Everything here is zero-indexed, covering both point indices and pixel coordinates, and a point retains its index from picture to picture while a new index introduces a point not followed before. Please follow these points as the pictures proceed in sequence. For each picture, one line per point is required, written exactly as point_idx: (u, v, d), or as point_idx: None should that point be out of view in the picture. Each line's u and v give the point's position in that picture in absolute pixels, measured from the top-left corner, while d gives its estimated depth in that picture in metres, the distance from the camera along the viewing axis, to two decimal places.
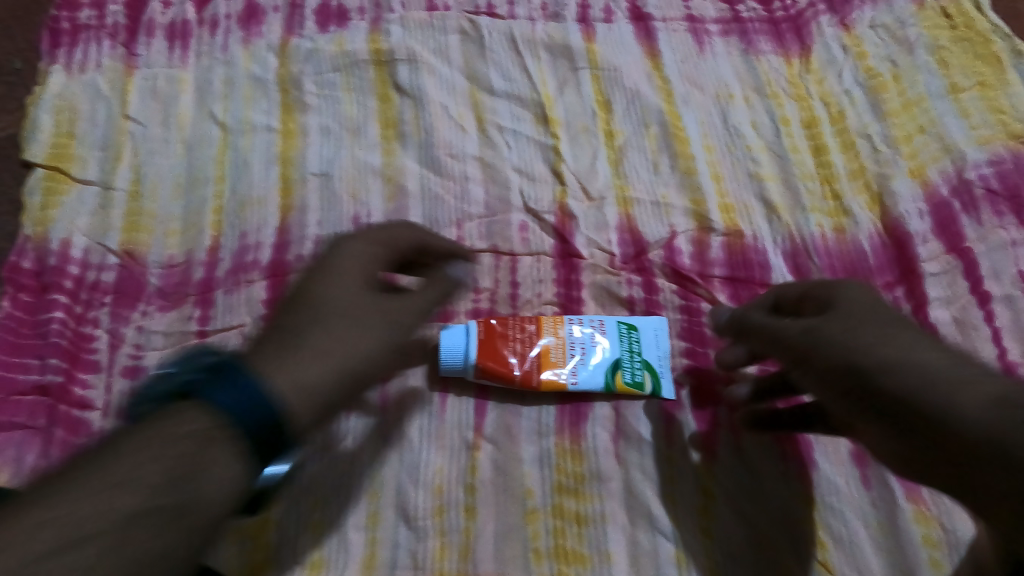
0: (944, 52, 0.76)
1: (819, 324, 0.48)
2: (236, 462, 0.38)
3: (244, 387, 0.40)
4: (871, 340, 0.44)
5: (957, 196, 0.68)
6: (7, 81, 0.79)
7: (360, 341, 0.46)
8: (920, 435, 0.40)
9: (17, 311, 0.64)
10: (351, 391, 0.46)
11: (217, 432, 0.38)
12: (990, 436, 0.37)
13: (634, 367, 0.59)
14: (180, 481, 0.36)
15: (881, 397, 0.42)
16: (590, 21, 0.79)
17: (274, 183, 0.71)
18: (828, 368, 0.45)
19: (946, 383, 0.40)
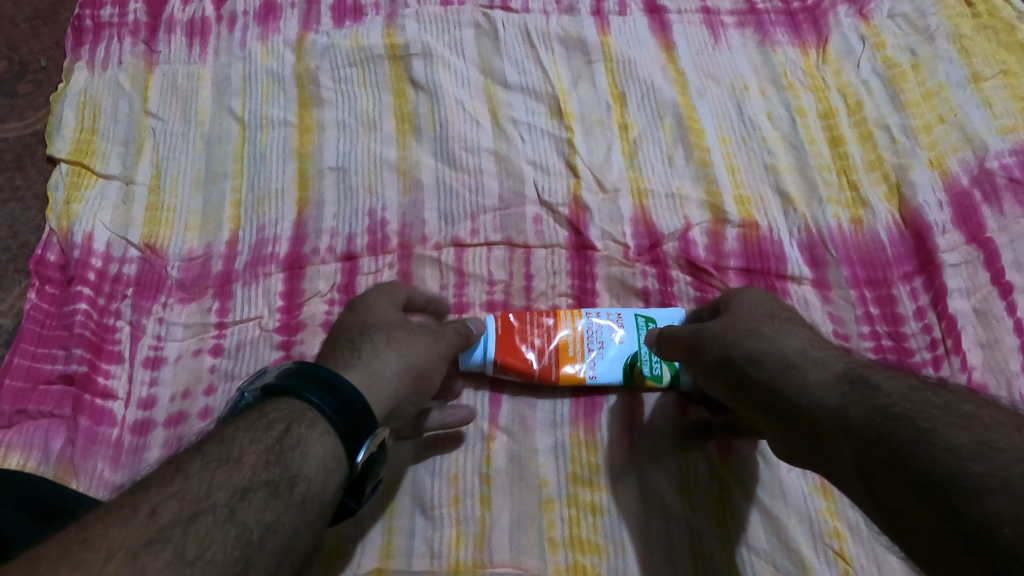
0: (966, 41, 0.75)
1: (694, 329, 0.52)
2: (335, 444, 0.42)
3: (336, 387, 0.44)
4: (749, 336, 0.48)
5: (979, 186, 0.67)
6: (32, 78, 0.81)
7: (425, 347, 0.52)
8: (797, 423, 0.42)
9: (44, 303, 0.66)
10: (421, 399, 0.52)
11: (312, 418, 0.42)
12: (838, 414, 0.39)
13: (653, 359, 0.58)
14: (282, 462, 0.40)
15: (761, 386, 0.45)
16: (604, 15, 0.79)
17: (291, 177, 0.72)
18: (712, 363, 0.49)
19: (802, 376, 0.43)
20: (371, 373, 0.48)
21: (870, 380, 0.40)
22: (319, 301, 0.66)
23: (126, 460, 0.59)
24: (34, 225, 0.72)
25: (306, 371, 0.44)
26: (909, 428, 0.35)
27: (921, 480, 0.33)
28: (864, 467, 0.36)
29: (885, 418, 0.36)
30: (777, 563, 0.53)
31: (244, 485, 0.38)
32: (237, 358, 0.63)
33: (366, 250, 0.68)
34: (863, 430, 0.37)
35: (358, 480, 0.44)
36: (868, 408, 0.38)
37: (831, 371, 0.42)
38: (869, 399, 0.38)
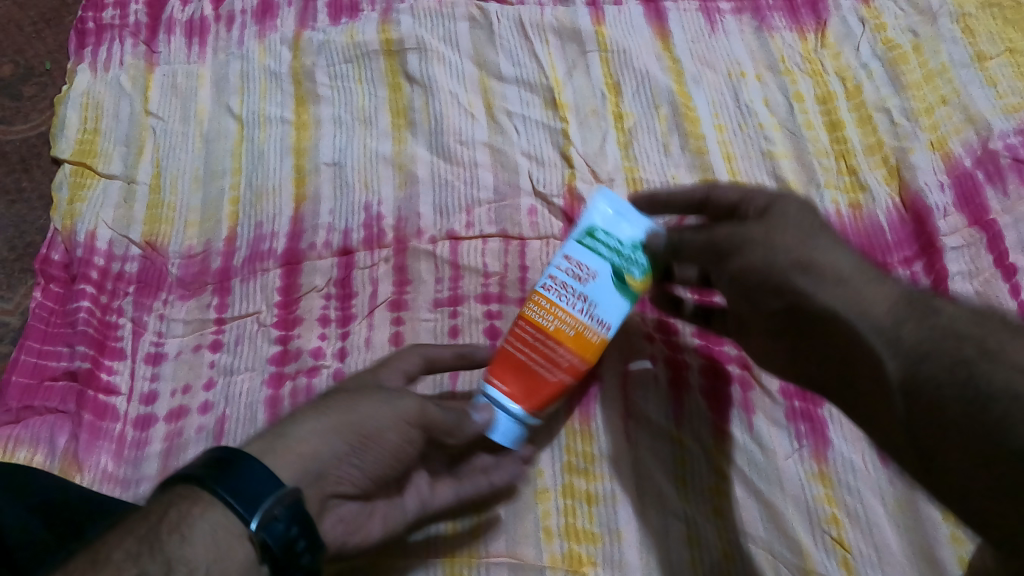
0: (969, 20, 0.74)
1: (733, 232, 0.48)
2: (228, 521, 0.38)
3: (236, 468, 0.39)
4: (795, 241, 0.46)
5: (981, 167, 0.66)
6: (37, 80, 0.82)
7: (374, 408, 0.45)
8: (833, 333, 0.42)
9: (49, 301, 0.67)
10: (370, 462, 0.45)
11: (196, 496, 0.39)
12: (891, 331, 0.40)
13: (630, 257, 0.50)
14: (156, 550, 0.38)
15: (800, 292, 0.44)
16: (599, 4, 0.79)
17: (289, 173, 0.73)
18: (747, 265, 0.47)
19: (858, 290, 0.42)
20: (291, 437, 0.43)
21: (929, 302, 0.40)
22: (316, 296, 0.66)
23: (128, 454, 0.60)
24: (40, 225, 0.74)
25: (207, 449, 0.41)
26: (973, 346, 0.36)
27: (975, 400, 0.35)
28: (909, 383, 0.38)
29: (949, 338, 0.37)
30: (775, 551, 0.53)
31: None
32: (235, 353, 0.64)
33: (362, 245, 0.68)
34: (913, 348, 0.38)
35: (278, 559, 0.39)
36: (926, 326, 0.39)
37: (885, 289, 0.42)
38: (929, 319, 0.39)
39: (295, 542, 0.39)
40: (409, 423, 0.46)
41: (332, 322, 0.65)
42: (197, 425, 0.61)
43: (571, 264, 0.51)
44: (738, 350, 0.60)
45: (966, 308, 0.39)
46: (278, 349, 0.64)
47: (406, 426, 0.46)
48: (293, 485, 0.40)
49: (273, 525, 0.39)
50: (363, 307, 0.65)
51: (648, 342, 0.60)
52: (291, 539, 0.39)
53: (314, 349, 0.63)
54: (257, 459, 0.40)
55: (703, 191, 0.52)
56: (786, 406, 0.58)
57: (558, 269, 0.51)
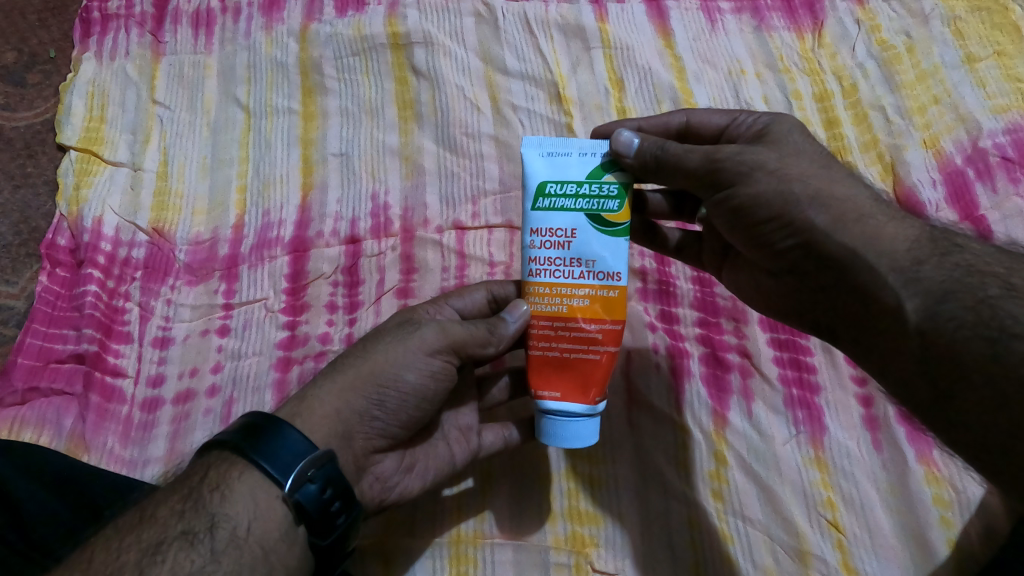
0: (960, 23, 0.76)
1: (740, 151, 0.48)
2: (265, 484, 0.42)
3: (273, 434, 0.43)
4: (809, 171, 0.47)
5: (972, 164, 0.68)
6: (41, 68, 0.82)
7: (391, 351, 0.48)
8: (846, 267, 0.45)
9: (55, 285, 0.67)
10: (395, 412, 0.48)
11: (233, 461, 0.43)
12: (911, 269, 0.43)
13: (599, 192, 0.48)
14: (202, 507, 0.42)
15: (815, 227, 0.46)
16: (602, 2, 0.80)
17: (296, 163, 0.73)
18: (757, 195, 0.47)
19: (875, 228, 0.45)
20: (311, 402, 0.46)
21: (952, 240, 0.45)
22: (324, 282, 0.67)
23: (135, 436, 0.60)
24: (45, 210, 0.74)
25: (242, 416, 0.45)
26: (997, 285, 0.42)
27: (998, 340, 0.40)
28: (928, 321, 0.42)
29: (971, 276, 0.42)
30: (771, 532, 0.53)
31: (156, 542, 0.40)
32: (243, 338, 0.65)
33: (369, 233, 0.69)
34: (935, 287, 0.42)
35: (314, 519, 0.42)
36: (948, 264, 0.43)
37: (904, 225, 0.45)
38: (951, 258, 0.43)
39: (329, 503, 0.42)
40: (428, 357, 0.48)
41: (339, 308, 0.66)
42: (205, 407, 0.61)
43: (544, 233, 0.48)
44: (737, 339, 0.61)
45: (983, 248, 0.45)
46: (285, 334, 0.65)
47: (425, 364, 0.48)
48: (325, 449, 0.43)
49: (306, 486, 0.42)
50: (370, 293, 0.66)
51: (651, 331, 0.62)
52: (325, 501, 0.42)
53: (322, 334, 0.64)
54: (292, 426, 0.44)
55: (681, 118, 0.55)
56: (784, 393, 0.59)
57: (538, 250, 0.48)
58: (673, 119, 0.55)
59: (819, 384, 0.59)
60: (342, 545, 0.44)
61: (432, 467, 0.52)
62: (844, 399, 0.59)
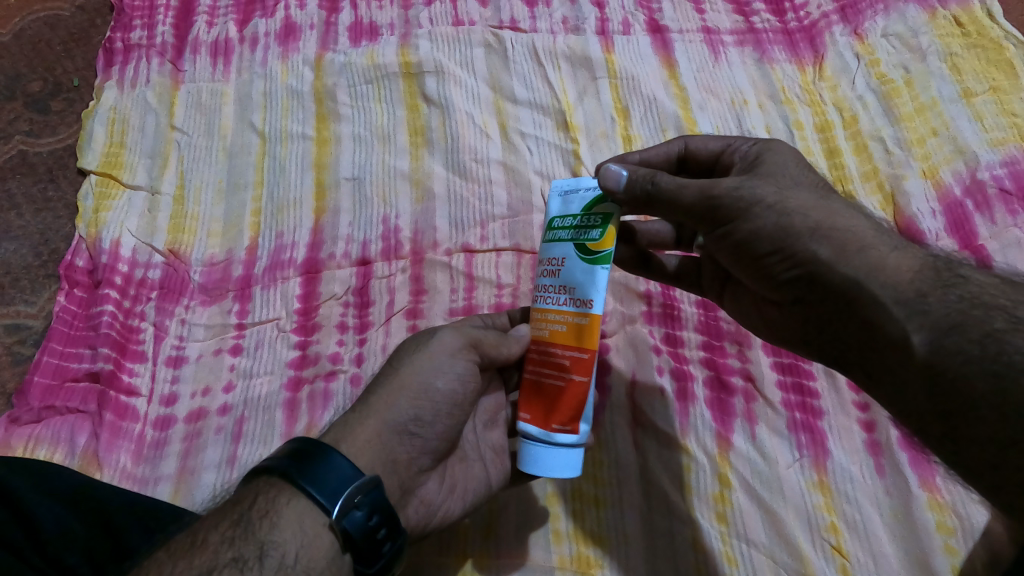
0: (956, 58, 0.78)
1: (738, 185, 0.48)
2: (313, 511, 0.43)
3: (320, 461, 0.43)
4: (809, 204, 0.47)
5: (970, 196, 0.69)
6: (65, 95, 0.85)
7: (418, 363, 0.50)
8: (849, 299, 0.45)
9: (72, 305, 0.69)
10: (431, 424, 0.49)
11: (281, 486, 0.43)
12: (916, 302, 0.43)
13: (587, 222, 0.49)
14: (250, 534, 0.41)
15: (817, 259, 0.46)
16: (608, 34, 0.83)
17: (309, 188, 0.75)
18: (757, 230, 0.48)
19: (879, 259, 0.45)
20: (355, 427, 0.47)
21: (957, 271, 0.44)
22: (335, 303, 0.69)
23: (147, 454, 0.61)
24: (65, 232, 0.76)
25: (288, 441, 0.45)
26: (1003, 318, 0.41)
27: (1008, 376, 0.38)
28: (935, 354, 0.41)
29: (978, 309, 0.41)
30: (774, 556, 0.54)
31: (207, 568, 0.40)
32: (255, 358, 0.66)
33: (380, 256, 0.71)
34: (941, 320, 0.41)
35: (359, 546, 0.42)
36: (952, 297, 0.42)
37: (906, 256, 0.45)
38: (955, 289, 0.43)
39: (375, 531, 0.43)
40: (453, 359, 0.51)
41: (349, 329, 0.67)
42: (216, 426, 0.62)
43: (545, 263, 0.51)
44: (741, 363, 0.62)
45: (987, 278, 0.44)
46: (297, 354, 0.66)
47: (450, 367, 0.50)
48: (371, 474, 0.44)
49: (353, 513, 0.42)
50: (380, 314, 0.68)
51: (655, 354, 0.63)
52: (371, 528, 0.42)
53: (332, 355, 0.66)
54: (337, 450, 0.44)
55: (681, 143, 0.57)
56: (787, 417, 0.59)
57: (540, 278, 0.52)
58: (674, 146, 0.57)
59: (823, 408, 0.60)
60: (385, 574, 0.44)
61: (471, 488, 0.53)
62: (847, 423, 0.59)
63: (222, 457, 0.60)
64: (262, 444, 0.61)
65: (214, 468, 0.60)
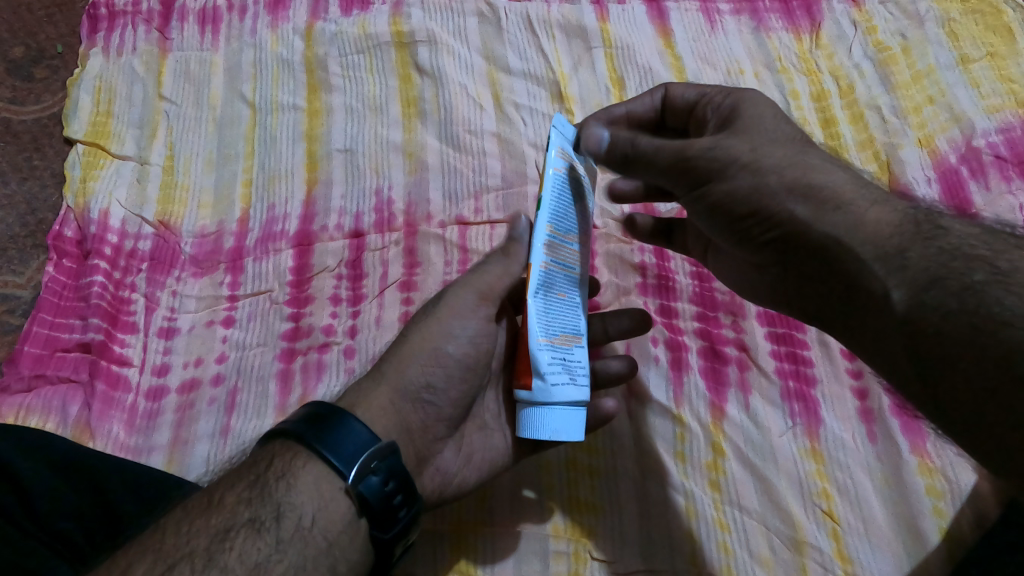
0: (954, 25, 0.77)
1: (712, 146, 0.48)
2: (329, 474, 0.44)
3: (338, 429, 0.44)
4: (783, 160, 0.47)
5: (966, 163, 0.69)
6: (49, 64, 0.83)
7: (427, 330, 0.51)
8: (830, 257, 0.44)
9: (61, 276, 0.68)
10: (445, 390, 0.50)
11: (297, 450, 0.44)
12: (896, 257, 0.42)
13: None
14: (267, 495, 0.43)
15: (795, 219, 0.46)
16: (603, 3, 0.82)
17: (300, 159, 0.74)
18: (732, 191, 0.47)
19: (857, 215, 0.44)
20: (368, 395, 0.49)
21: (939, 223, 0.44)
22: (328, 276, 0.68)
23: (140, 424, 0.61)
24: (52, 203, 0.75)
25: (303, 406, 0.46)
26: (984, 271, 0.40)
27: (985, 329, 0.38)
28: (915, 309, 0.41)
29: (958, 261, 0.41)
30: (767, 522, 0.54)
31: (224, 528, 0.41)
32: (248, 329, 0.65)
33: (373, 228, 0.70)
34: (921, 274, 0.41)
35: (376, 511, 0.43)
36: (932, 248, 0.42)
37: (885, 209, 0.45)
38: (936, 241, 0.43)
39: (391, 496, 0.43)
40: (464, 321, 0.51)
41: (343, 301, 0.67)
42: (210, 397, 0.62)
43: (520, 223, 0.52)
44: (735, 333, 0.62)
45: (969, 228, 0.44)
46: (290, 326, 0.65)
47: (462, 330, 0.51)
48: (387, 441, 0.44)
49: (370, 478, 0.43)
50: (374, 287, 0.67)
51: (649, 325, 0.63)
52: (387, 494, 0.43)
53: (326, 326, 0.65)
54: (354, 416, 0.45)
55: (662, 91, 0.57)
56: (781, 386, 0.60)
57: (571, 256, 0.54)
58: (655, 95, 0.57)
59: (816, 376, 0.60)
60: (402, 540, 0.45)
61: (487, 460, 0.53)
62: (839, 392, 0.60)
63: (215, 428, 0.60)
64: (256, 416, 0.61)
65: (207, 439, 0.60)
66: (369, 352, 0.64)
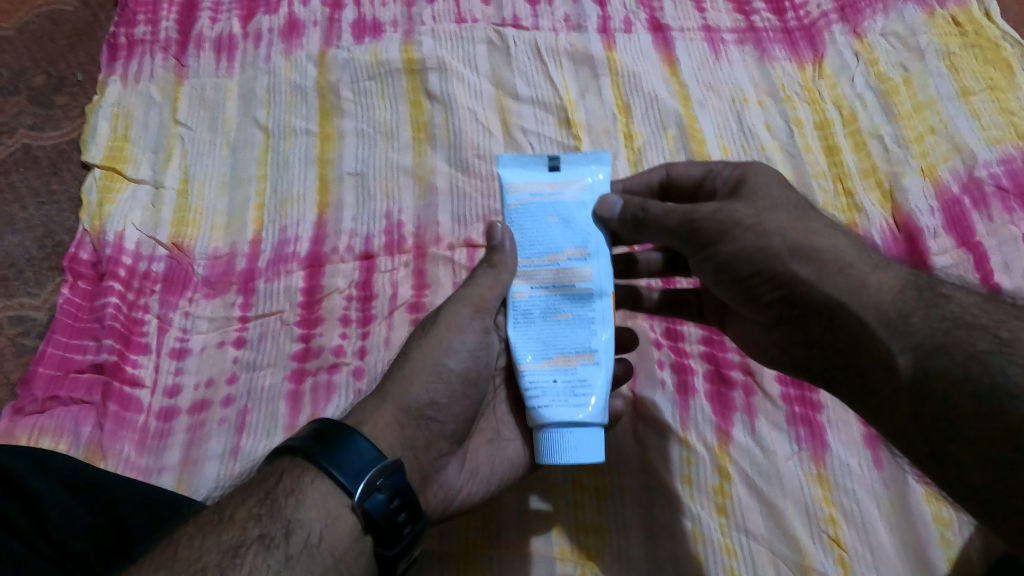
0: (955, 58, 0.79)
1: (717, 209, 0.49)
2: (337, 492, 0.44)
3: (346, 448, 0.45)
4: (786, 224, 0.47)
5: (968, 193, 0.70)
6: (69, 90, 0.85)
7: (428, 347, 0.52)
8: (833, 317, 0.45)
9: (76, 297, 0.69)
10: (447, 406, 0.51)
11: (305, 466, 0.45)
12: (899, 322, 0.43)
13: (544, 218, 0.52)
14: (277, 511, 0.43)
15: (796, 279, 0.46)
16: (610, 32, 0.84)
17: (312, 182, 0.76)
18: (738, 251, 0.48)
19: (859, 278, 0.45)
20: (375, 412, 0.49)
21: (939, 290, 0.44)
22: (338, 297, 0.69)
23: (151, 444, 0.62)
24: (68, 225, 0.76)
25: (310, 422, 0.47)
26: (986, 338, 0.40)
27: (990, 399, 0.38)
28: (921, 376, 0.41)
29: (959, 329, 0.41)
30: (773, 547, 0.54)
31: (235, 544, 0.41)
32: (259, 350, 0.66)
33: (383, 250, 0.72)
34: (924, 340, 0.41)
35: (382, 528, 0.44)
36: (934, 316, 0.42)
37: (888, 273, 0.45)
38: (938, 308, 0.43)
39: (397, 513, 0.44)
40: (462, 336, 0.52)
41: (352, 322, 0.68)
42: (220, 417, 0.63)
43: (494, 232, 0.52)
44: (741, 357, 0.63)
45: (969, 296, 0.44)
46: (300, 347, 0.66)
47: (461, 344, 0.52)
48: (393, 458, 0.45)
49: (375, 496, 0.44)
50: (383, 308, 0.68)
51: (656, 348, 0.63)
52: (392, 511, 0.44)
53: (335, 347, 0.66)
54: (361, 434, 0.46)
55: (661, 173, 0.58)
56: (786, 410, 0.60)
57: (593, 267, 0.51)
58: (655, 176, 0.58)
59: (821, 402, 0.61)
60: (404, 556, 0.46)
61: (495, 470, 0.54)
62: (845, 417, 0.60)
63: (225, 448, 0.61)
64: (265, 435, 0.61)
65: (217, 459, 0.60)
66: (377, 373, 0.64)
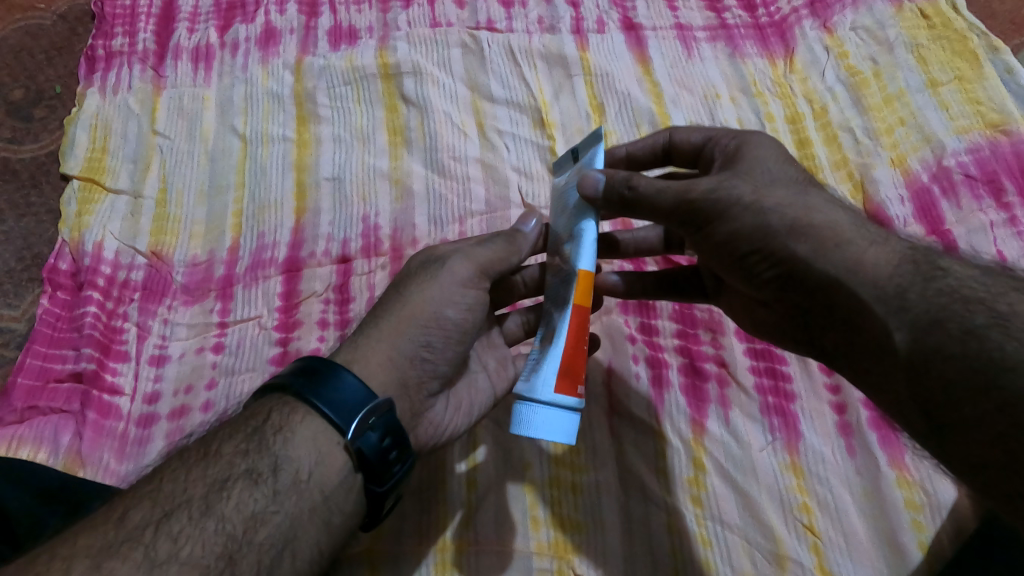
0: (923, 50, 0.79)
1: (716, 186, 0.49)
2: (326, 429, 0.45)
3: (335, 390, 0.45)
4: (785, 201, 0.47)
5: (937, 182, 0.71)
6: (47, 104, 0.86)
7: (427, 291, 0.51)
8: (822, 295, 0.45)
9: (55, 308, 0.70)
10: (442, 350, 0.51)
11: (295, 405, 0.46)
12: (896, 299, 0.42)
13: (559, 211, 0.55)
14: (265, 448, 0.44)
15: (797, 257, 0.46)
16: (583, 32, 0.84)
17: (290, 189, 0.76)
18: (738, 229, 0.48)
19: (856, 254, 0.44)
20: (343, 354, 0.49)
21: (939, 264, 0.43)
22: (316, 300, 0.70)
23: (131, 451, 0.62)
24: (48, 237, 0.77)
25: (296, 360, 0.47)
26: (984, 314, 0.40)
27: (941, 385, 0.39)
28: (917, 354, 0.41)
29: (958, 304, 0.40)
30: (749, 536, 0.55)
31: (223, 478, 0.43)
32: (237, 355, 0.67)
33: (360, 253, 0.72)
34: (921, 315, 0.41)
35: (372, 464, 0.45)
36: (931, 290, 0.42)
37: (885, 248, 0.44)
38: (934, 283, 0.42)
39: (387, 451, 0.45)
40: (464, 289, 0.52)
41: (330, 325, 0.68)
42: (199, 422, 0.63)
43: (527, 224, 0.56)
44: (715, 349, 0.64)
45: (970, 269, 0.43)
46: (278, 350, 0.66)
47: (461, 296, 0.52)
48: (385, 398, 0.46)
49: (368, 434, 0.44)
50: (361, 310, 0.69)
51: (630, 342, 0.64)
52: (384, 449, 0.45)
53: (313, 349, 0.66)
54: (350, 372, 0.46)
55: (665, 136, 0.59)
56: (760, 401, 0.61)
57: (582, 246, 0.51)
58: (659, 139, 0.59)
59: (795, 392, 0.61)
60: (392, 493, 0.47)
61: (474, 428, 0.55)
62: (819, 406, 0.61)
63: None
64: None
65: None
66: None
